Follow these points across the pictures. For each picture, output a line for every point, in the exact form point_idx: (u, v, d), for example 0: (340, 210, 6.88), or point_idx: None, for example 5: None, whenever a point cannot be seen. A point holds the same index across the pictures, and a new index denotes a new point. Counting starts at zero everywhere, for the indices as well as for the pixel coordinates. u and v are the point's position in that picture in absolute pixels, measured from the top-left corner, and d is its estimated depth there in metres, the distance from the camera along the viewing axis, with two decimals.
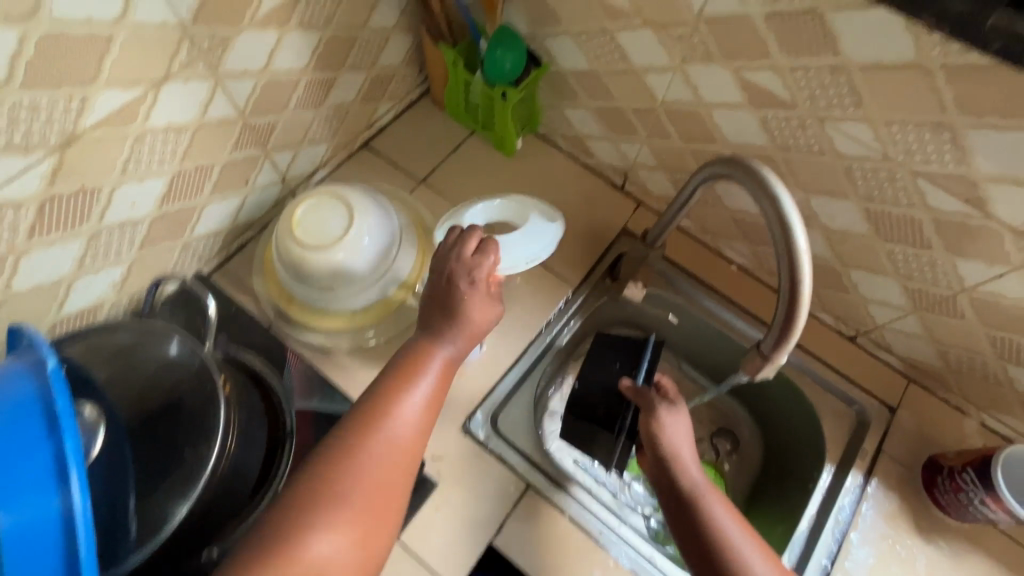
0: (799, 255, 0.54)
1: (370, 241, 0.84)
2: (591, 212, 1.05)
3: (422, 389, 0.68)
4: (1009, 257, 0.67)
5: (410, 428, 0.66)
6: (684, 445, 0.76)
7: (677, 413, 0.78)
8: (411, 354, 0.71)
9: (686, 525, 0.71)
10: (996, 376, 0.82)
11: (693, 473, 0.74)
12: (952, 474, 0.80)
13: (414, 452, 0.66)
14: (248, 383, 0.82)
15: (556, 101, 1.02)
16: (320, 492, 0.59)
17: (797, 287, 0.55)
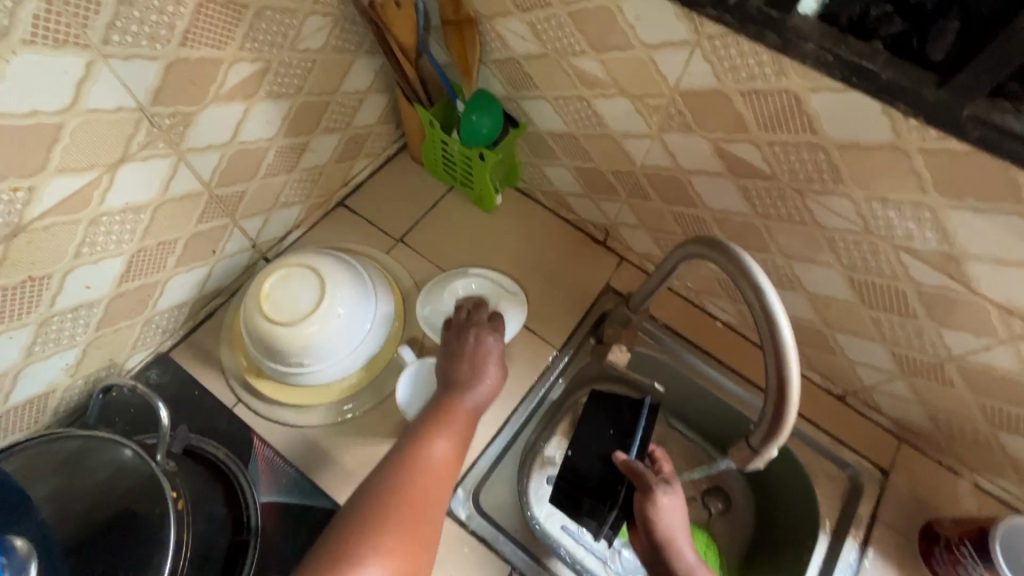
0: (786, 350, 0.52)
1: (345, 311, 0.81)
2: (573, 269, 1.03)
3: (452, 427, 0.73)
4: (995, 330, 0.65)
5: (445, 457, 0.69)
6: (679, 528, 0.75)
7: (674, 494, 0.77)
8: (438, 402, 0.76)
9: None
10: (988, 441, 0.80)
11: (688, 558, 0.73)
12: (950, 545, 0.78)
13: (448, 479, 0.68)
14: (210, 481, 0.76)
15: (535, 159, 1.01)
16: (366, 519, 0.60)
17: (785, 382, 0.52)
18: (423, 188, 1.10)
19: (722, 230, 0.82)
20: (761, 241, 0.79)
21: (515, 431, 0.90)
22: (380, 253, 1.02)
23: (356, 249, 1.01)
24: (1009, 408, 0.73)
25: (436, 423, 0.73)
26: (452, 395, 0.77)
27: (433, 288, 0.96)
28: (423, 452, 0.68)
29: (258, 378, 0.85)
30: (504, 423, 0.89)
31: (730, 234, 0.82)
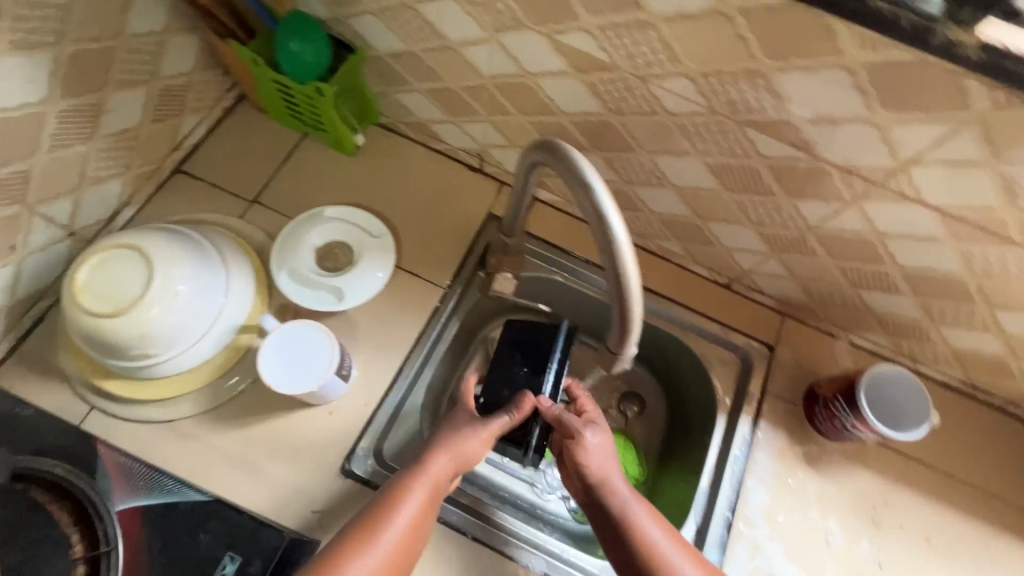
0: (617, 241, 0.50)
1: (187, 288, 0.72)
2: (452, 202, 0.97)
3: (404, 515, 0.64)
4: (840, 193, 0.66)
5: (389, 560, 0.62)
6: (610, 464, 0.71)
7: (600, 433, 0.73)
8: (389, 483, 0.67)
9: (621, 553, 0.68)
10: (853, 301, 0.84)
11: (624, 495, 0.69)
12: (826, 402, 0.83)
13: (388, 574, 0.62)
14: (35, 510, 0.60)
15: (386, 88, 0.91)
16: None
17: (622, 271, 0.52)
18: (273, 139, 0.98)
19: (583, 134, 0.78)
20: (622, 140, 0.76)
21: (413, 378, 0.86)
22: (233, 218, 0.91)
23: (204, 218, 0.90)
24: (863, 267, 0.76)
25: (387, 509, 0.64)
26: (411, 472, 0.67)
27: (283, 246, 0.83)
28: (367, 547, 0.62)
29: (107, 378, 0.76)
30: (401, 369, 0.85)
31: (591, 137, 0.78)
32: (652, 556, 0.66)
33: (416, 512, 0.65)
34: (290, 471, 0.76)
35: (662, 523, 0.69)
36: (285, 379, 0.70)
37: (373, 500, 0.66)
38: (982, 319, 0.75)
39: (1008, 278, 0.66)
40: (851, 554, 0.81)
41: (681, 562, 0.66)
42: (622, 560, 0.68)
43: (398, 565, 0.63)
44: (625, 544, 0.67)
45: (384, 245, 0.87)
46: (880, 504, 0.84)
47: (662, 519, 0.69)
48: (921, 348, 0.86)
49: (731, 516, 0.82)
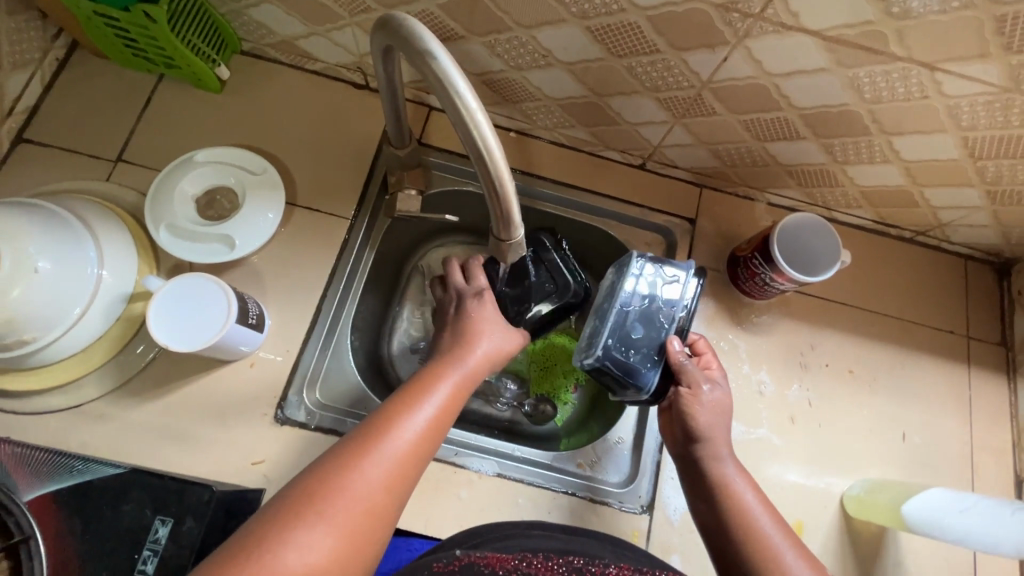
0: (469, 110, 0.46)
1: (49, 264, 0.66)
2: (341, 126, 0.89)
3: (436, 402, 0.60)
4: (722, 35, 0.62)
5: (421, 446, 0.56)
6: (719, 425, 0.70)
7: (716, 391, 0.71)
8: (419, 377, 0.63)
9: (710, 514, 0.67)
10: (763, 158, 0.83)
11: (723, 454, 0.69)
12: (746, 263, 0.84)
13: (420, 460, 0.56)
14: None
15: (232, 5, 0.80)
16: (309, 498, 0.49)
17: (483, 140, 0.47)
18: (123, 87, 0.86)
19: (454, 19, 0.71)
20: (495, 18, 0.69)
21: (335, 317, 0.83)
22: (98, 183, 0.82)
23: (62, 188, 0.80)
24: (763, 116, 0.74)
25: (414, 397, 0.60)
26: (439, 369, 0.64)
27: (155, 200, 0.76)
28: (402, 426, 0.56)
29: None
30: (320, 311, 0.81)
31: (464, 21, 0.71)
32: (747, 519, 0.64)
33: (445, 401, 0.61)
34: (220, 430, 0.74)
35: (762, 498, 0.66)
36: (181, 337, 0.66)
37: (398, 393, 0.61)
38: (880, 150, 0.75)
39: (895, 99, 0.65)
40: (783, 397, 0.86)
41: (779, 538, 0.62)
42: (710, 522, 0.66)
43: (427, 456, 0.57)
44: (717, 506, 0.66)
45: (271, 182, 0.81)
46: (807, 347, 0.88)
47: (755, 484, 0.68)
48: (832, 194, 0.87)
49: None
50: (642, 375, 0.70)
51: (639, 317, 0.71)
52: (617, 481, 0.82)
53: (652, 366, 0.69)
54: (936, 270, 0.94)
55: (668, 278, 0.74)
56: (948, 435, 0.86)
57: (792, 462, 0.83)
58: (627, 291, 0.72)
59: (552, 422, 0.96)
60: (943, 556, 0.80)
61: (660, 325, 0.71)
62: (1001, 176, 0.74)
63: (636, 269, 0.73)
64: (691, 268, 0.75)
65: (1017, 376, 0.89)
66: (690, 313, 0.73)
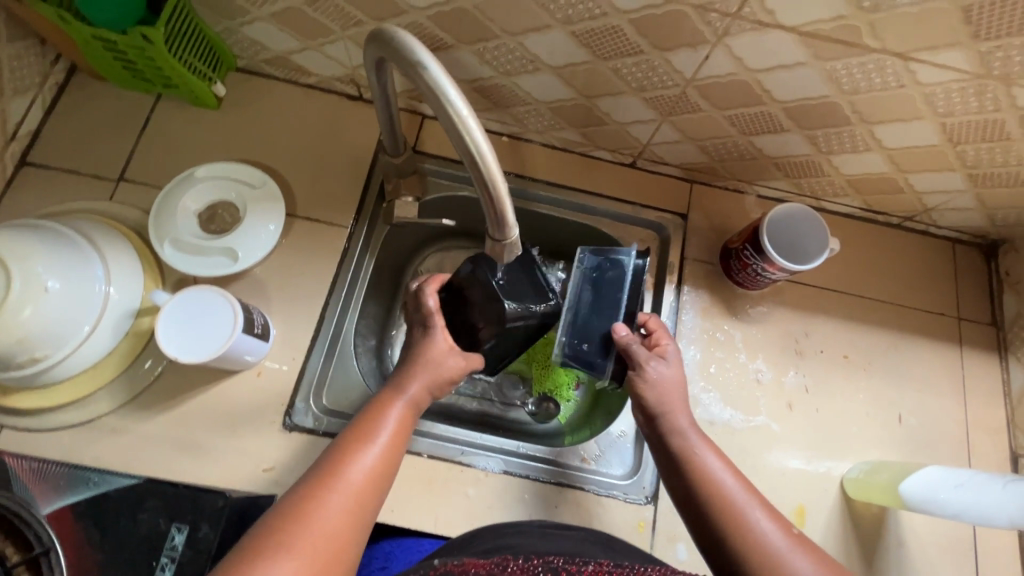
0: (458, 115, 0.48)
1: (59, 283, 0.67)
2: (337, 137, 0.91)
3: (388, 429, 0.62)
4: (703, 34, 0.64)
5: (378, 473, 0.59)
6: (671, 399, 0.71)
7: (661, 366, 0.72)
8: (368, 409, 0.65)
9: (678, 489, 0.66)
10: (750, 151, 0.85)
11: (683, 425, 0.69)
12: (738, 254, 0.86)
13: (375, 490, 0.58)
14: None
15: (226, 23, 0.82)
16: (271, 539, 0.50)
17: (472, 144, 0.49)
18: (123, 108, 0.88)
19: (443, 28, 0.73)
20: (483, 26, 0.71)
21: (338, 324, 0.85)
22: (102, 202, 0.83)
23: (67, 209, 0.82)
24: (747, 111, 0.76)
25: (366, 428, 0.62)
26: (388, 393, 0.66)
27: (158, 218, 0.78)
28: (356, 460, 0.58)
29: (9, 393, 0.73)
30: (323, 318, 0.83)
31: (452, 31, 0.73)
32: (711, 485, 0.64)
33: (396, 426, 0.63)
34: (230, 439, 0.75)
35: (725, 462, 0.66)
36: (191, 348, 0.67)
37: (347, 429, 0.62)
38: (863, 139, 0.77)
39: (874, 89, 0.67)
40: (780, 385, 0.87)
41: (744, 497, 0.62)
42: (680, 494, 0.66)
43: (384, 482, 0.59)
44: (685, 479, 0.66)
45: (271, 194, 0.82)
46: (802, 334, 0.90)
47: (717, 450, 0.68)
48: (820, 183, 0.89)
49: None
50: (597, 364, 0.77)
51: (590, 310, 0.79)
52: (621, 473, 0.84)
53: (604, 355, 0.77)
54: (925, 254, 0.96)
55: (611, 265, 0.79)
56: (944, 415, 0.88)
57: (791, 448, 0.84)
58: (578, 288, 0.80)
59: (555, 420, 0.97)
60: (943, 533, 0.81)
61: (610, 312, 0.78)
62: (981, 159, 0.76)
63: (582, 265, 0.81)
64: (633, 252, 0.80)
65: (1008, 355, 0.91)
66: (637, 295, 0.79)
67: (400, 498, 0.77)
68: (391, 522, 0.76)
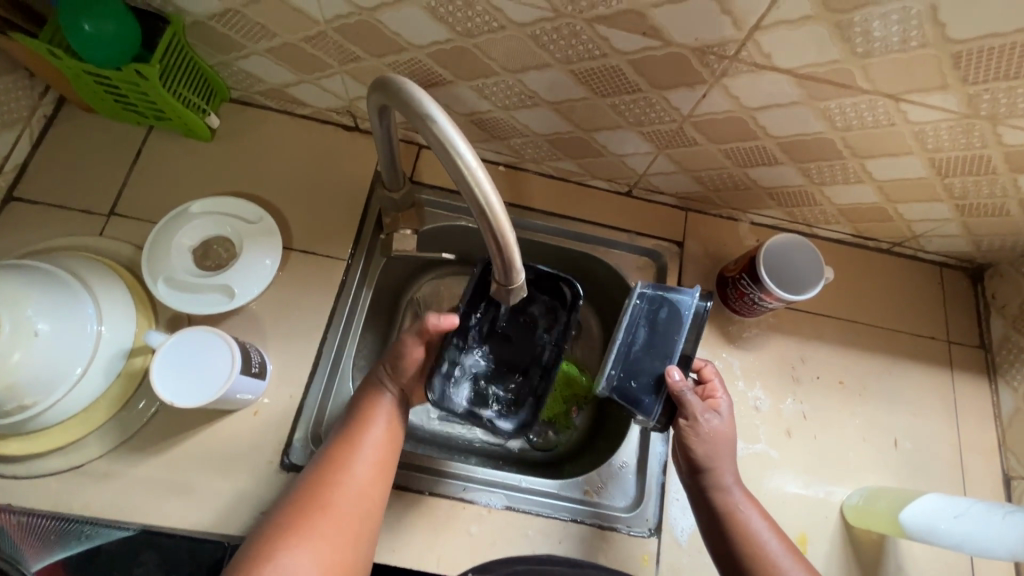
0: (472, 171, 0.48)
1: (48, 325, 0.66)
2: (334, 169, 0.90)
3: (382, 415, 0.70)
4: (701, 75, 0.66)
5: (377, 460, 0.67)
6: (721, 453, 0.71)
7: (716, 419, 0.71)
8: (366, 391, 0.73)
9: (721, 544, 0.69)
10: (744, 182, 0.86)
11: (728, 482, 0.71)
12: (735, 283, 0.87)
13: (382, 471, 0.67)
14: None
15: (221, 57, 0.81)
16: (291, 525, 0.60)
17: (483, 196, 0.49)
18: (114, 140, 0.87)
19: (442, 65, 0.74)
20: (482, 64, 0.72)
21: (336, 359, 0.83)
22: (92, 237, 0.82)
23: (56, 245, 0.80)
24: (742, 145, 0.77)
25: (365, 415, 0.70)
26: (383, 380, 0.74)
27: (151, 256, 0.77)
28: (354, 449, 0.67)
29: None
30: (320, 353, 0.81)
31: (452, 68, 0.74)
32: (753, 542, 0.67)
33: (390, 412, 0.71)
34: (227, 482, 0.73)
35: (768, 521, 0.69)
36: (186, 393, 0.66)
37: (349, 415, 0.71)
38: (855, 172, 0.78)
39: (866, 126, 0.69)
40: (778, 411, 0.88)
41: (788, 562, 0.66)
42: (718, 545, 0.70)
43: (385, 469, 0.68)
44: (727, 536, 0.69)
45: (266, 228, 0.82)
46: (798, 360, 0.91)
47: (759, 507, 0.71)
48: (812, 212, 0.91)
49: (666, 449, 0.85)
50: (644, 403, 0.73)
51: (644, 348, 0.75)
52: (624, 505, 0.83)
53: (652, 396, 0.73)
54: (914, 279, 0.98)
55: (671, 306, 0.76)
56: (937, 439, 0.89)
57: (791, 475, 0.85)
58: (633, 324, 0.76)
59: (554, 448, 0.97)
60: (941, 557, 0.82)
61: (664, 352, 0.74)
62: (967, 191, 0.78)
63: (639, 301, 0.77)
64: (697, 294, 0.77)
65: (997, 377, 0.93)
66: (695, 335, 0.75)
67: (403, 538, 0.76)
68: (393, 562, 0.75)
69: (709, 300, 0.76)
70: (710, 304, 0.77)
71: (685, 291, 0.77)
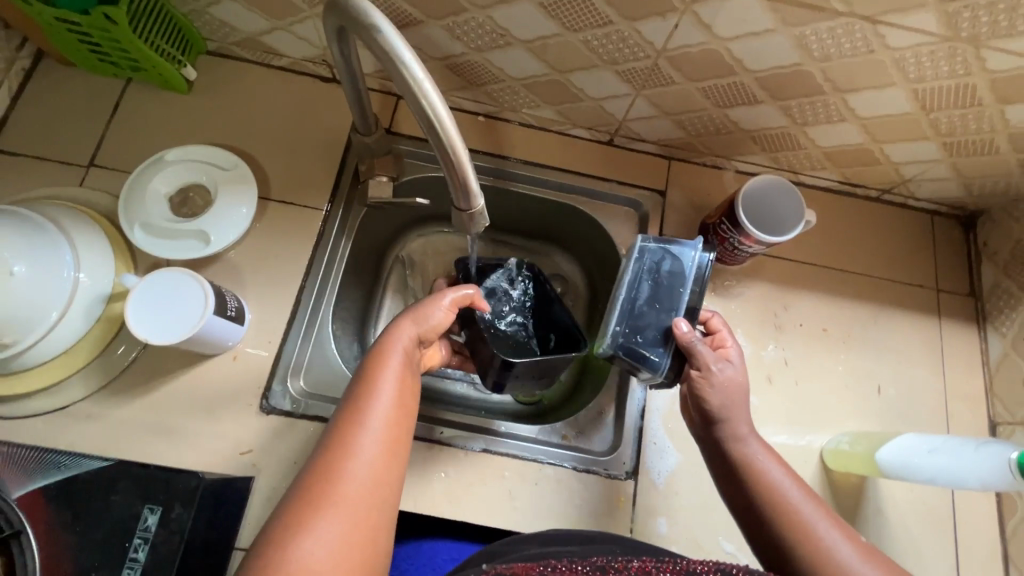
0: (418, 85, 0.49)
1: (26, 267, 0.67)
2: (311, 120, 0.90)
3: (391, 380, 0.62)
4: (671, 2, 0.64)
5: (390, 429, 0.59)
6: (736, 403, 0.68)
7: (728, 369, 0.69)
8: (370, 358, 0.65)
9: (741, 497, 0.65)
10: (725, 125, 0.84)
11: (745, 433, 0.67)
12: (715, 228, 0.85)
13: (398, 441, 0.59)
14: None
15: (193, 3, 0.80)
16: (301, 509, 0.52)
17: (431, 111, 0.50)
18: (92, 93, 0.87)
19: (411, 3, 0.72)
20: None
21: (316, 308, 0.84)
22: (72, 188, 0.82)
23: (36, 195, 0.81)
24: (720, 82, 0.76)
25: (371, 382, 0.62)
26: (386, 346, 0.66)
27: (128, 202, 0.77)
28: (361, 425, 0.58)
29: None
30: (299, 303, 0.82)
31: (422, 6, 0.73)
32: (777, 494, 0.63)
33: (399, 380, 0.63)
34: (208, 423, 0.75)
35: (789, 472, 0.65)
36: (160, 329, 0.67)
37: (354, 385, 0.63)
38: (836, 109, 0.76)
39: (844, 55, 0.67)
40: (760, 358, 0.87)
41: (816, 515, 0.61)
42: (739, 499, 0.66)
43: (400, 440, 0.60)
44: (749, 488, 0.65)
45: (242, 177, 0.82)
46: (781, 309, 0.90)
47: (779, 458, 0.67)
48: (796, 157, 0.89)
49: (645, 396, 0.85)
50: (650, 359, 0.72)
51: (649, 301, 0.73)
52: (601, 450, 0.84)
53: (660, 349, 0.71)
54: (903, 227, 0.96)
55: (675, 259, 0.74)
56: (922, 386, 0.88)
57: (772, 420, 0.85)
58: (636, 279, 0.74)
59: (538, 401, 0.97)
60: (923, 501, 0.82)
61: (670, 306, 0.72)
62: (954, 126, 0.76)
63: (642, 253, 0.75)
64: (699, 246, 0.74)
65: (987, 325, 0.91)
66: (702, 282, 0.73)
67: None
68: None
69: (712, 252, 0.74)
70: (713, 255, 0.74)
71: (687, 243, 0.74)
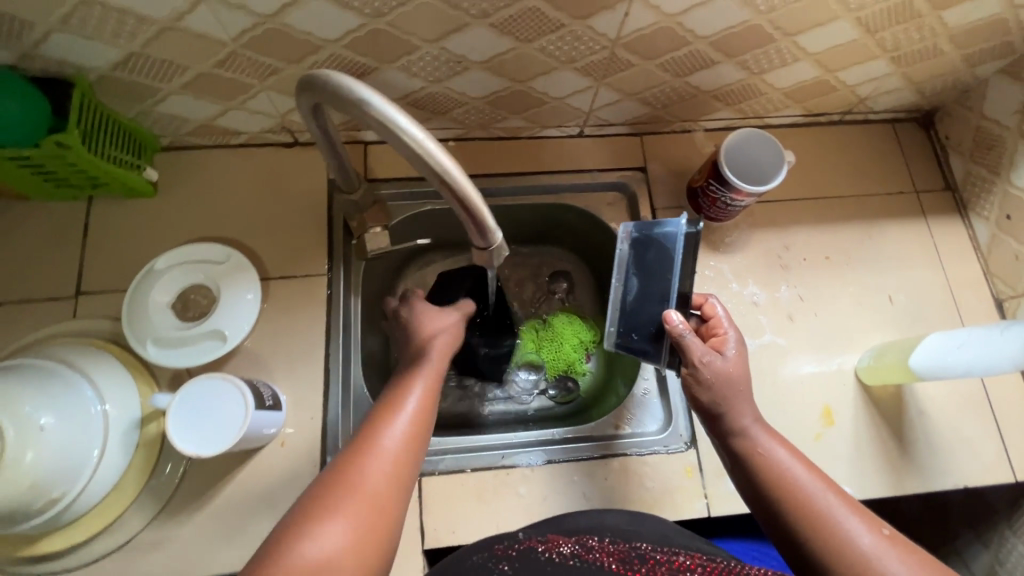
0: (420, 144, 0.50)
1: (53, 418, 0.64)
2: (287, 189, 0.89)
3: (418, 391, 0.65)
4: None
5: (413, 432, 0.62)
6: (733, 394, 0.69)
7: (718, 361, 0.70)
8: (399, 375, 0.69)
9: (748, 486, 0.66)
10: (688, 91, 0.86)
11: (747, 424, 0.69)
12: (704, 191, 0.88)
13: (417, 446, 0.61)
14: None
15: (138, 106, 0.78)
16: (321, 498, 0.54)
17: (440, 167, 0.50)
18: (56, 221, 0.84)
19: (362, 54, 0.72)
20: (401, 41, 0.71)
21: (346, 372, 0.84)
22: (67, 321, 0.80)
23: (32, 339, 0.78)
24: (677, 54, 0.77)
25: (398, 392, 0.65)
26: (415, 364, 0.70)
27: (131, 323, 0.75)
28: (387, 426, 0.61)
29: (33, 541, 0.69)
30: (328, 371, 0.82)
31: (373, 54, 0.72)
32: (783, 477, 0.64)
33: (424, 395, 0.66)
34: (276, 515, 0.74)
35: (795, 455, 0.66)
36: (211, 440, 0.66)
37: (383, 395, 0.66)
38: (789, 52, 0.79)
39: (788, 3, 0.70)
40: (776, 300, 0.90)
41: (828, 500, 0.61)
42: (748, 487, 0.66)
43: (419, 445, 0.62)
44: (753, 477, 0.66)
45: (239, 264, 0.81)
46: (782, 249, 0.93)
47: (790, 448, 0.67)
48: (760, 103, 0.91)
49: None
50: (649, 352, 0.77)
51: (640, 295, 0.79)
52: (655, 428, 0.86)
53: (655, 343, 0.77)
54: (871, 141, 1.00)
55: (662, 247, 0.79)
56: (927, 284, 0.93)
57: (804, 354, 0.88)
58: (625, 273, 0.80)
59: (578, 397, 0.99)
60: (957, 391, 0.87)
61: (661, 296, 0.78)
62: (900, 41, 0.79)
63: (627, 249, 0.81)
64: (681, 224, 0.78)
65: (969, 213, 0.96)
66: (691, 262, 0.77)
67: (460, 519, 0.78)
68: (457, 543, 0.77)
69: (698, 225, 0.78)
70: (699, 231, 0.77)
71: (671, 221, 0.79)
